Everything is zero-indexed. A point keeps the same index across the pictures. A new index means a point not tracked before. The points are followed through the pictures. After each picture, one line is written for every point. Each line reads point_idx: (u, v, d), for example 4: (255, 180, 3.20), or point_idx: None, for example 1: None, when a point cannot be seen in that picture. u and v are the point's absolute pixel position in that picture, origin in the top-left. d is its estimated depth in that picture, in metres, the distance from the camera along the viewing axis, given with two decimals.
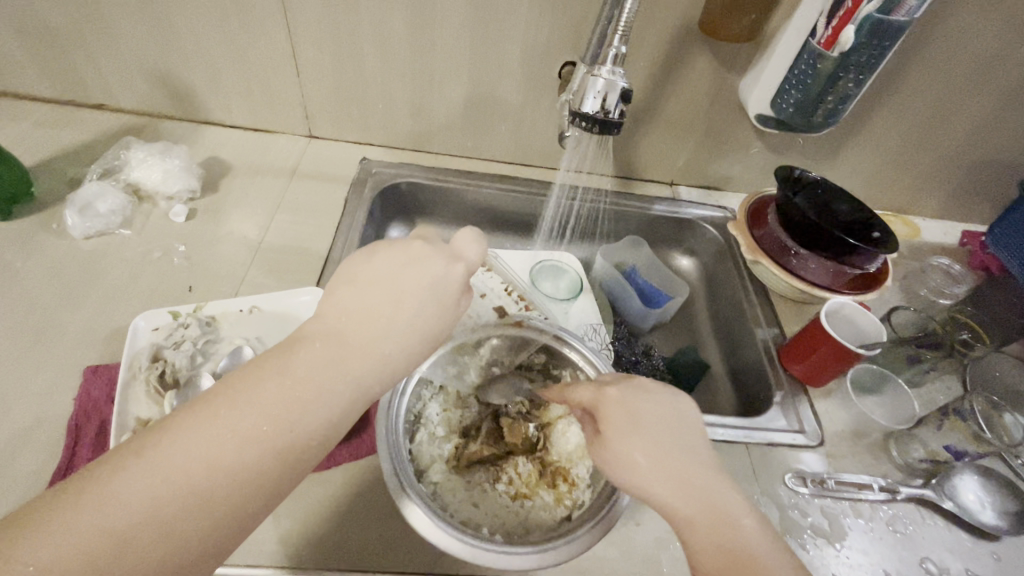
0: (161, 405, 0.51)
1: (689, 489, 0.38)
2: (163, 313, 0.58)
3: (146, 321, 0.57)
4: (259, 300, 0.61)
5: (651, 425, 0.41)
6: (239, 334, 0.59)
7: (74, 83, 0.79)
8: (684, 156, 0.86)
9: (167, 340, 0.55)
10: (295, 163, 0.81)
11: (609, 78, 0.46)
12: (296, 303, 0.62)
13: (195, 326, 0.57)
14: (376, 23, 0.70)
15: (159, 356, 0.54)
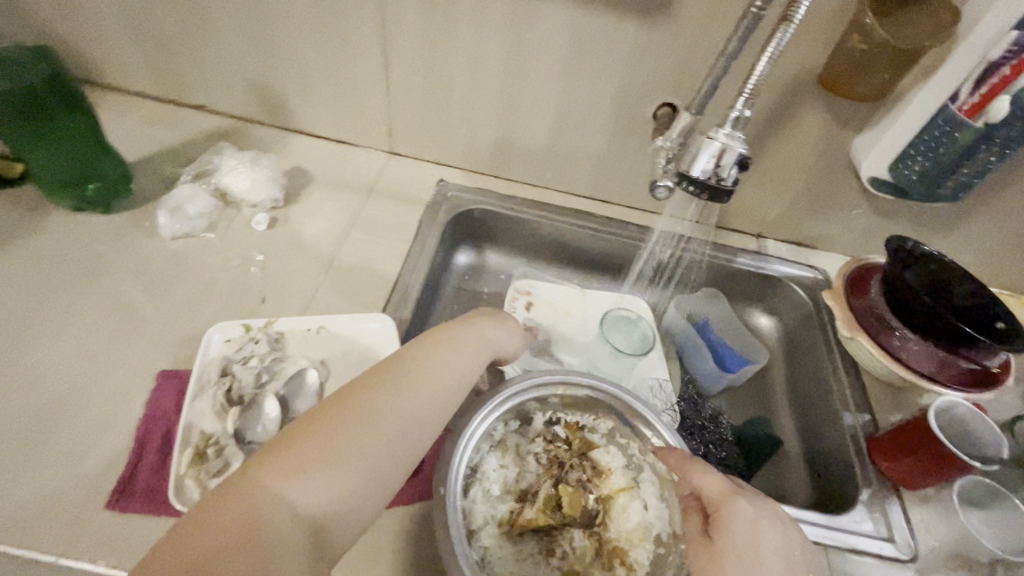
0: (224, 422, 0.52)
1: None
2: (235, 324, 0.59)
3: (219, 332, 0.58)
4: (327, 319, 0.61)
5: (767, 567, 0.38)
6: (304, 354, 0.58)
7: (179, 84, 0.82)
8: (778, 210, 0.80)
9: (236, 354, 0.56)
10: (374, 179, 0.81)
11: (727, 140, 0.43)
12: (362, 326, 0.60)
13: (264, 343, 0.57)
14: (472, 50, 0.69)
15: (227, 370, 0.55)
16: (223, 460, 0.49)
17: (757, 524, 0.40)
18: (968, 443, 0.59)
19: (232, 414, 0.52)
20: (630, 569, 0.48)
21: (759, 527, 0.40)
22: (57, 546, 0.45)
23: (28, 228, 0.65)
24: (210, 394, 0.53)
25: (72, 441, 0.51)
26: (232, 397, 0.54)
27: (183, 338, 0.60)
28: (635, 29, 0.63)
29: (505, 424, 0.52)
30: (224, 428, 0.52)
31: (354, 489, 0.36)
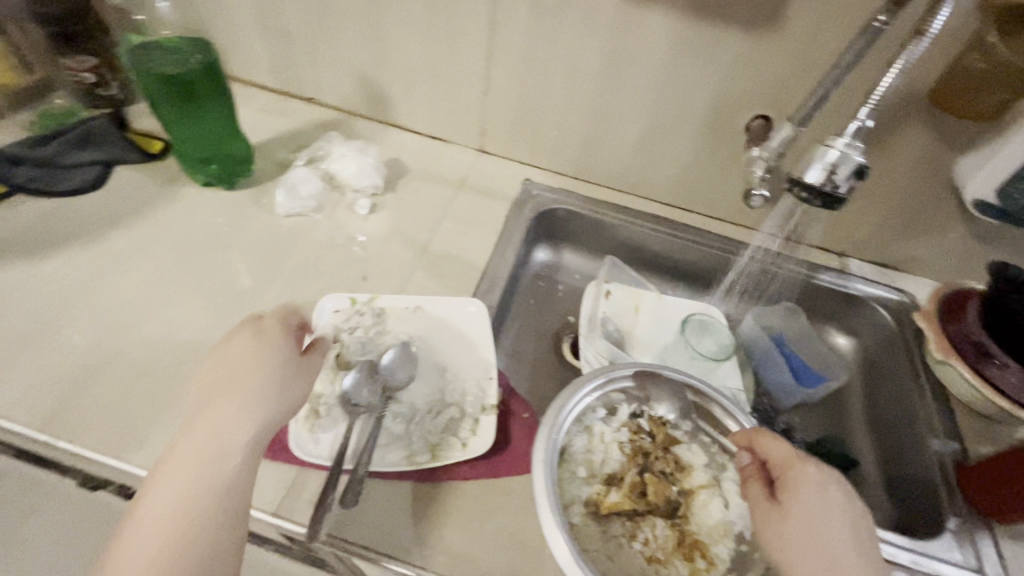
0: (333, 383, 0.57)
1: None
2: (343, 296, 0.64)
3: (330, 302, 0.63)
4: (424, 300, 0.65)
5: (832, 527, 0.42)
6: (403, 329, 0.63)
7: (294, 77, 0.89)
8: (866, 229, 0.79)
9: (345, 324, 0.62)
10: (464, 174, 0.86)
11: (846, 150, 0.44)
12: (457, 310, 0.64)
13: (369, 317, 0.63)
14: (572, 56, 0.72)
15: (337, 338, 0.61)
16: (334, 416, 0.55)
17: (822, 487, 0.44)
18: None
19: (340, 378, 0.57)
20: (710, 563, 0.48)
21: (825, 492, 0.44)
22: None
23: (165, 198, 0.73)
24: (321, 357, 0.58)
25: (203, 388, 0.57)
26: (341, 362, 0.59)
27: (294, 306, 0.65)
28: (738, 41, 0.65)
29: (593, 411, 0.54)
30: (334, 389, 0.57)
31: (205, 535, 0.41)
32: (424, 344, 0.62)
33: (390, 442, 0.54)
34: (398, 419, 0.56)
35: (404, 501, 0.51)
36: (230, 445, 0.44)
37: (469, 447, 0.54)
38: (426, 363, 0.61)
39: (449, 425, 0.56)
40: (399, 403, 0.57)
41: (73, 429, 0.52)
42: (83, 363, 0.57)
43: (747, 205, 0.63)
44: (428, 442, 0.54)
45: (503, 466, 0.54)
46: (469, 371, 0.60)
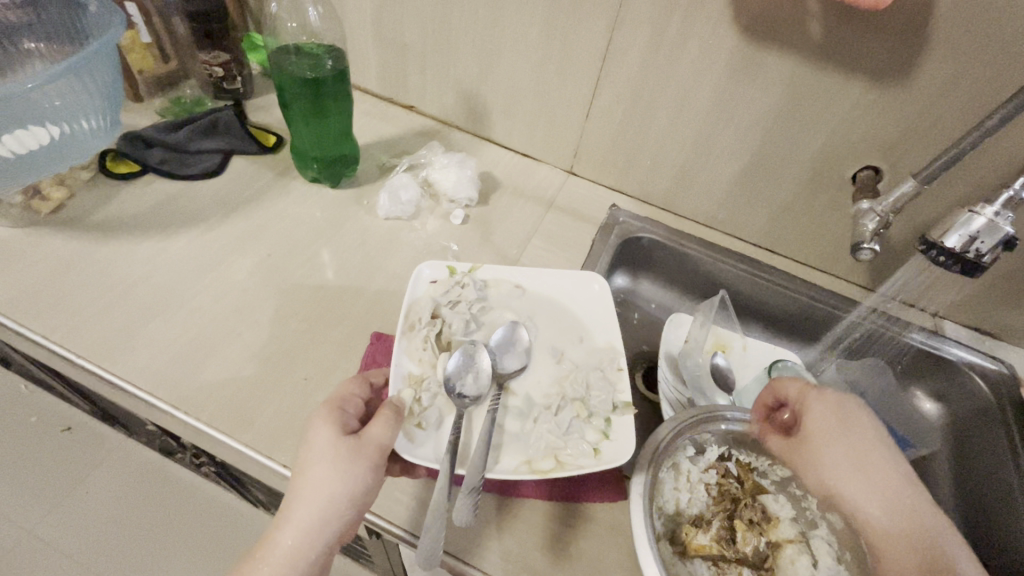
0: (432, 367, 0.56)
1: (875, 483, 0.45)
2: (441, 265, 0.65)
3: (425, 273, 0.64)
4: (526, 278, 0.66)
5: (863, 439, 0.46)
6: (510, 307, 0.64)
7: (400, 87, 0.94)
8: (967, 292, 0.76)
9: (445, 297, 0.61)
10: (553, 194, 0.87)
11: (994, 219, 0.43)
12: (568, 291, 0.66)
13: (471, 290, 0.62)
14: (682, 90, 0.73)
15: (437, 313, 0.60)
16: (441, 407, 0.54)
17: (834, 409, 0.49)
18: None
19: (442, 360, 0.57)
20: None
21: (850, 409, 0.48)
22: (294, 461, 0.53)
23: (277, 191, 0.78)
24: (420, 332, 0.58)
25: (306, 375, 0.59)
26: (440, 341, 0.59)
27: (390, 306, 0.68)
28: (861, 91, 0.64)
29: (683, 449, 0.53)
30: (433, 372, 0.55)
31: None
32: (532, 327, 0.63)
33: (507, 441, 0.53)
34: (515, 415, 0.55)
35: (489, 512, 0.53)
36: (326, 520, 0.45)
37: (599, 454, 0.52)
38: (539, 351, 0.61)
39: (572, 425, 0.54)
40: (515, 398, 0.57)
41: (190, 400, 0.56)
42: (200, 338, 0.61)
43: (856, 258, 0.62)
44: (548, 442, 0.53)
45: (586, 489, 0.55)
46: (589, 361, 0.60)
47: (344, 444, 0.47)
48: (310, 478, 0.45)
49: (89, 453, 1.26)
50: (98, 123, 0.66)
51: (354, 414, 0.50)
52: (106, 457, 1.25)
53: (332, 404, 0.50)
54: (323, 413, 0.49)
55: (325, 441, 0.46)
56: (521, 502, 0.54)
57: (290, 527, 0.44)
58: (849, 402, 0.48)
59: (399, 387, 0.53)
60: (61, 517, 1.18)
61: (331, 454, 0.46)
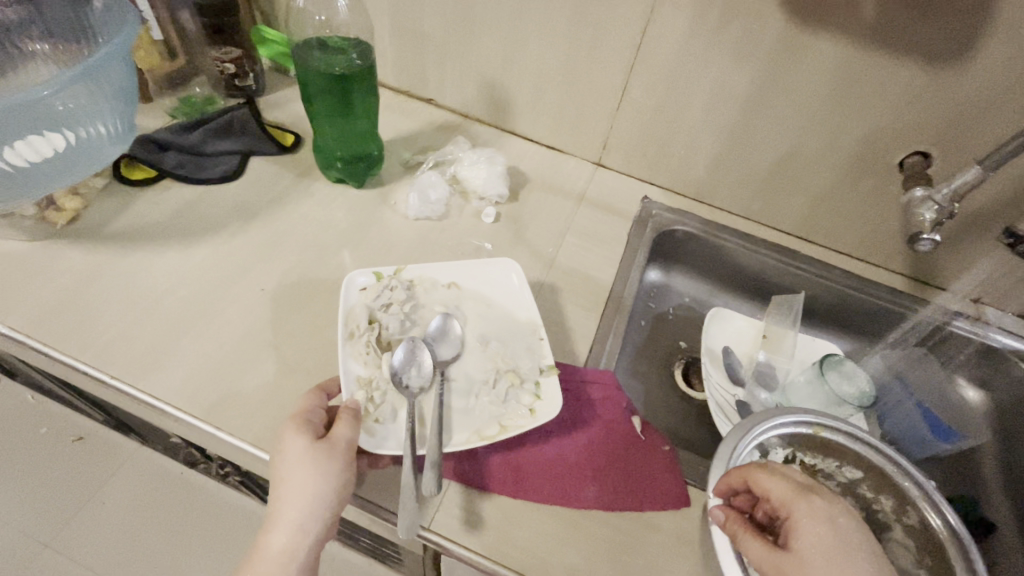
0: (378, 366, 0.54)
1: None
2: (366, 274, 0.60)
3: (353, 282, 0.59)
4: (456, 272, 0.64)
5: (860, 569, 0.39)
6: (441, 300, 0.61)
7: (419, 79, 0.90)
8: (1013, 278, 0.74)
9: (377, 302, 0.57)
10: (583, 188, 0.84)
11: None
12: (492, 277, 0.64)
13: (402, 290, 0.59)
14: (721, 77, 0.70)
15: (373, 319, 0.57)
16: (389, 398, 0.53)
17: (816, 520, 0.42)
18: None
19: (382, 360, 0.54)
20: None
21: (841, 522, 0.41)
22: None
23: (300, 193, 0.74)
24: (360, 339, 0.54)
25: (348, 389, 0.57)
26: (379, 343, 0.56)
27: None
28: (913, 73, 0.61)
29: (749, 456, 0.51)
30: (379, 371, 0.53)
31: None
32: (467, 315, 0.61)
33: (453, 419, 0.53)
34: (461, 395, 0.55)
35: (549, 525, 0.51)
36: (308, 523, 0.44)
37: (536, 413, 0.53)
38: (472, 335, 0.59)
39: (512, 394, 0.54)
40: (457, 381, 0.56)
41: (230, 418, 0.53)
42: (234, 352, 0.58)
43: (912, 248, 0.60)
44: (493, 414, 0.53)
45: (649, 499, 0.53)
46: (517, 334, 0.59)
47: (319, 448, 0.46)
48: (290, 482, 0.45)
49: (104, 462, 1.23)
50: (113, 128, 0.63)
51: (319, 423, 0.49)
52: (121, 467, 1.23)
53: (296, 415, 0.49)
54: (293, 421, 0.48)
55: (295, 448, 0.46)
56: (582, 512, 0.52)
57: (279, 529, 0.44)
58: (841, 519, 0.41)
59: (350, 392, 0.51)
60: (79, 528, 1.16)
61: (302, 460, 0.45)
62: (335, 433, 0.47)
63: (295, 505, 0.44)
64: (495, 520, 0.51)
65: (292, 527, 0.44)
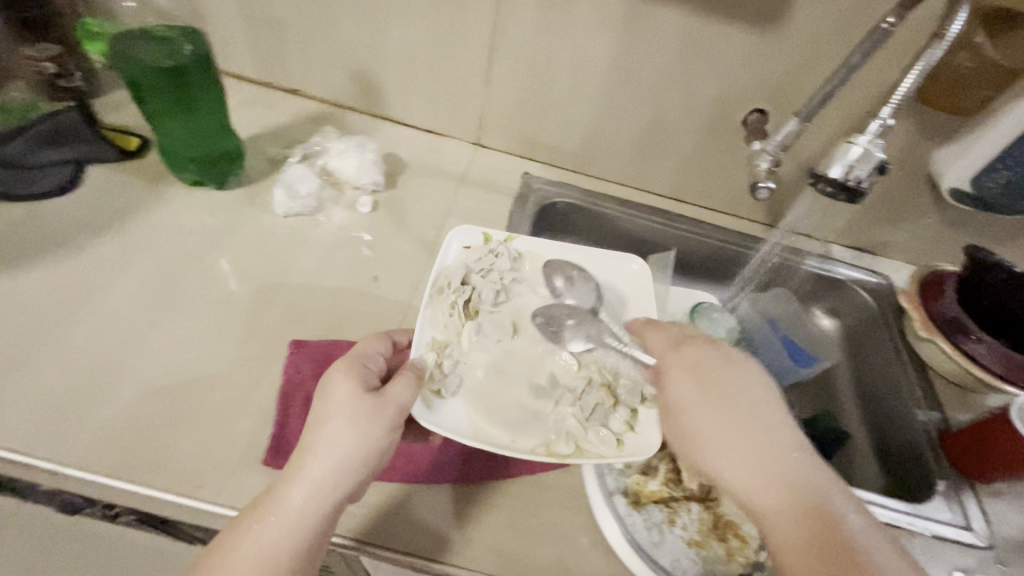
0: (457, 335, 0.55)
1: (760, 446, 0.44)
2: (473, 235, 0.62)
3: (458, 238, 0.61)
4: (573, 260, 0.64)
5: (710, 403, 0.47)
6: (542, 284, 0.62)
7: (280, 68, 0.84)
8: (849, 216, 0.83)
9: (478, 264, 0.59)
10: (463, 169, 0.84)
11: (868, 148, 0.46)
12: (609, 270, 0.64)
13: (505, 259, 0.60)
14: (579, 48, 0.72)
15: (467, 279, 0.58)
16: (461, 362, 0.54)
17: (704, 365, 0.49)
18: None
19: (465, 325, 0.55)
20: (744, 541, 0.51)
21: (710, 362, 0.49)
22: (224, 498, 0.48)
23: (151, 200, 0.68)
24: (449, 297, 0.56)
25: (219, 402, 0.53)
26: (468, 308, 0.57)
27: (303, 310, 0.62)
28: (743, 38, 0.66)
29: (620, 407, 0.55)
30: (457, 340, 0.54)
31: None
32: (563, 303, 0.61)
33: (512, 408, 0.52)
34: (537, 390, 0.54)
35: (447, 505, 0.51)
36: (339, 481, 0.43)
37: (624, 446, 0.50)
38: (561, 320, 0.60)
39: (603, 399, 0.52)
40: (540, 378, 0.55)
41: (84, 452, 0.49)
42: (84, 382, 0.53)
43: (754, 198, 0.66)
44: (557, 414, 0.52)
45: (539, 463, 0.54)
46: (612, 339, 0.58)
47: (368, 400, 0.45)
48: (329, 432, 0.43)
49: None
50: None
51: (377, 368, 0.49)
52: None
53: (356, 355, 0.49)
54: (350, 364, 0.47)
55: (343, 390, 0.45)
56: (479, 487, 0.53)
57: (300, 482, 0.42)
58: (710, 362, 0.49)
59: (421, 353, 0.52)
60: None
61: (347, 410, 0.44)
62: (391, 390, 0.46)
63: (330, 457, 0.42)
64: (390, 510, 0.50)
65: (318, 482, 0.42)
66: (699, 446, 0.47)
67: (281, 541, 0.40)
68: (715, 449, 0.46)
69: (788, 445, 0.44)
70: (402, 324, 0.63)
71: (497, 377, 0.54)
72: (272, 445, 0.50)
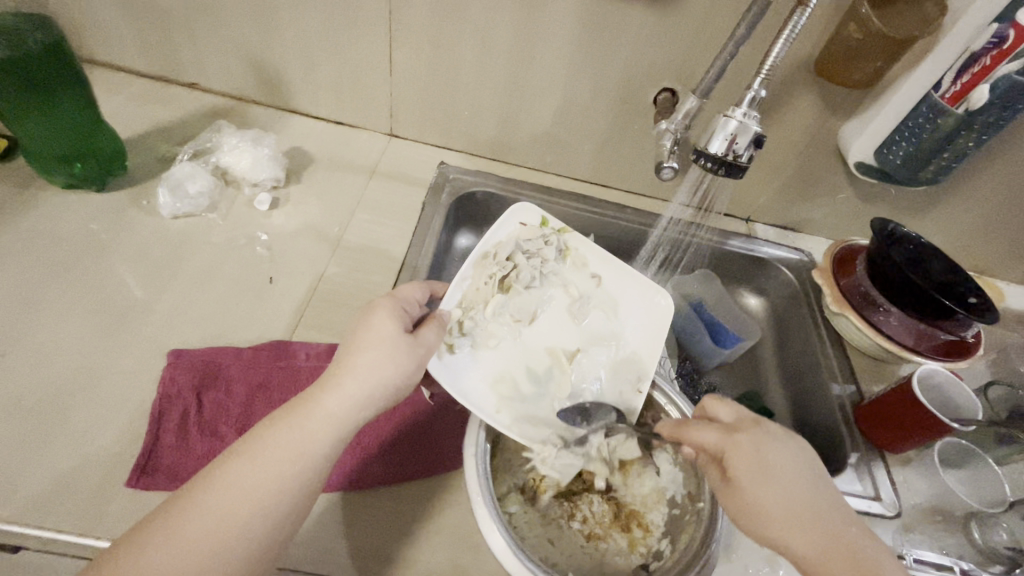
0: (484, 302, 0.56)
1: (810, 527, 0.40)
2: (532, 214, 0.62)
3: (517, 213, 0.62)
4: (607, 270, 0.62)
5: (767, 490, 0.41)
6: (575, 283, 0.61)
7: (170, 61, 0.79)
8: (768, 194, 0.83)
9: (527, 243, 0.60)
10: (374, 162, 0.81)
11: (743, 121, 0.48)
12: (639, 297, 0.61)
13: (553, 249, 0.60)
14: (479, 30, 0.69)
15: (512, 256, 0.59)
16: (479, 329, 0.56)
17: (764, 445, 0.43)
18: (943, 406, 0.64)
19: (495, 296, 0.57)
20: (646, 530, 0.51)
21: (765, 443, 0.44)
22: (78, 524, 0.44)
23: (20, 207, 0.63)
24: (491, 266, 0.57)
25: (82, 420, 0.49)
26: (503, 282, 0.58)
27: (188, 317, 0.59)
28: (642, 15, 0.64)
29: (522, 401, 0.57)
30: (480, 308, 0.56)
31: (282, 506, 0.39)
32: (587, 309, 0.60)
33: (508, 395, 0.53)
34: (535, 390, 0.55)
35: (331, 515, 0.47)
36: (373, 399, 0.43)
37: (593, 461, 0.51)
38: (577, 323, 0.59)
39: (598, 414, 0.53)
40: (540, 373, 0.56)
41: None
42: None
43: (659, 177, 0.64)
44: (542, 417, 0.53)
45: (437, 462, 0.51)
46: (615, 357, 0.58)
47: (406, 340, 0.46)
48: (364, 358, 0.44)
49: None
50: None
51: (411, 314, 0.49)
52: None
53: (394, 297, 0.49)
54: (387, 304, 0.47)
55: (384, 323, 0.46)
56: (369, 494, 0.49)
57: (333, 395, 0.42)
58: (767, 445, 0.43)
59: (449, 309, 0.54)
60: None
61: (383, 342, 0.45)
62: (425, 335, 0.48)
63: (364, 382, 0.43)
64: None
65: (351, 400, 0.42)
66: (754, 526, 0.42)
67: (284, 474, 0.39)
68: (777, 537, 0.41)
69: (850, 519, 0.41)
70: (299, 325, 0.61)
71: (504, 357, 0.56)
72: (138, 463, 0.47)
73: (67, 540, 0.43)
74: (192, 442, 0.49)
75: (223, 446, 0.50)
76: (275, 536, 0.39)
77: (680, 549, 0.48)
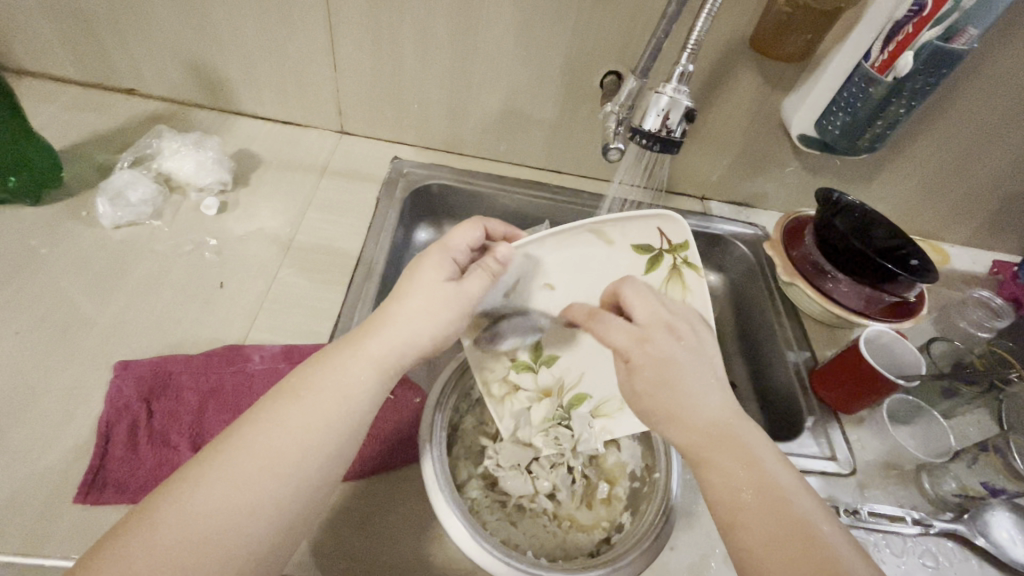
0: (548, 270, 0.54)
1: (701, 436, 0.40)
2: (679, 230, 0.50)
3: (667, 225, 0.50)
4: None
5: (687, 404, 0.42)
6: None
7: (104, 67, 0.76)
8: (719, 171, 0.84)
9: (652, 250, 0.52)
10: (325, 160, 0.80)
11: (674, 95, 0.51)
12: None
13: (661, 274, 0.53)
14: (419, 19, 0.68)
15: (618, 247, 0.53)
16: (528, 291, 0.55)
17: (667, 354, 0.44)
18: (892, 365, 0.66)
19: (559, 273, 0.55)
20: (611, 505, 0.53)
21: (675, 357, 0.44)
22: (24, 546, 0.42)
23: None
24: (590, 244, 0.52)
25: (25, 440, 0.48)
26: (579, 262, 0.54)
27: (133, 328, 0.57)
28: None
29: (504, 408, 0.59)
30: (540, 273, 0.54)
31: (278, 497, 0.37)
32: None
33: (500, 350, 0.56)
34: (525, 363, 0.57)
35: None
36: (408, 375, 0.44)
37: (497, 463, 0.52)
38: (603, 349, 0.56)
39: (561, 435, 0.54)
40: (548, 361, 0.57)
41: None
42: None
43: (607, 159, 0.63)
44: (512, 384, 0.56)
45: (399, 456, 0.51)
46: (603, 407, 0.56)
47: (450, 288, 0.46)
48: (399, 315, 0.45)
49: None
50: None
51: (460, 260, 0.49)
52: None
53: (445, 244, 0.49)
54: (438, 252, 0.48)
55: (430, 267, 0.47)
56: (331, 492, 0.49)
57: (376, 338, 0.44)
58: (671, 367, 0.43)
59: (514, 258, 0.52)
60: None
61: (424, 289, 0.46)
62: (465, 278, 0.48)
63: (389, 362, 0.43)
64: None
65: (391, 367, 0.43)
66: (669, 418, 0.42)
67: (281, 473, 0.37)
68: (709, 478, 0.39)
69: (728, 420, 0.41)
70: (253, 328, 0.60)
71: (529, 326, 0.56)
72: (86, 479, 0.46)
73: (10, 562, 0.41)
74: (143, 453, 0.48)
75: (176, 456, 0.48)
76: (292, 521, 0.37)
77: (642, 520, 0.49)
